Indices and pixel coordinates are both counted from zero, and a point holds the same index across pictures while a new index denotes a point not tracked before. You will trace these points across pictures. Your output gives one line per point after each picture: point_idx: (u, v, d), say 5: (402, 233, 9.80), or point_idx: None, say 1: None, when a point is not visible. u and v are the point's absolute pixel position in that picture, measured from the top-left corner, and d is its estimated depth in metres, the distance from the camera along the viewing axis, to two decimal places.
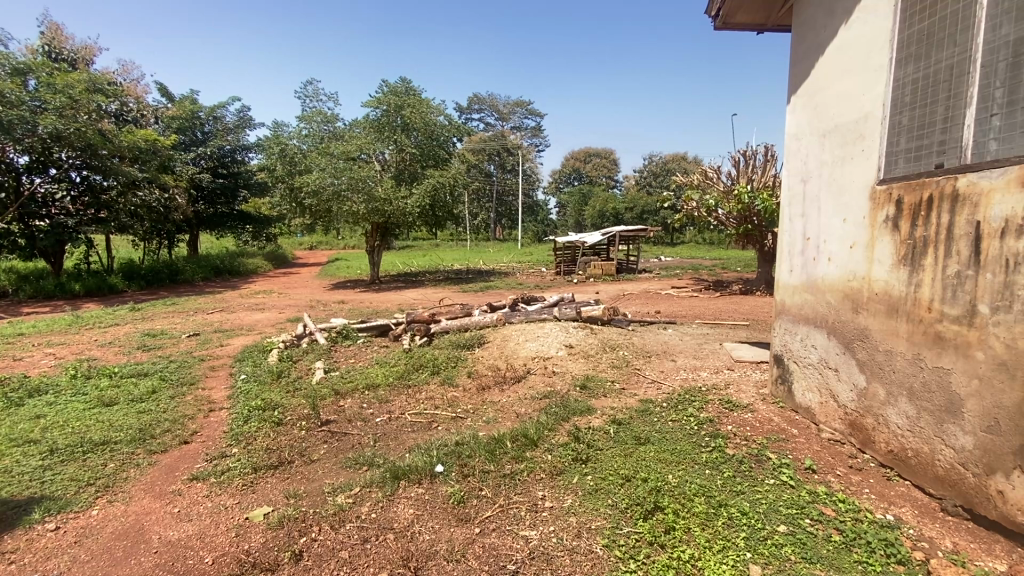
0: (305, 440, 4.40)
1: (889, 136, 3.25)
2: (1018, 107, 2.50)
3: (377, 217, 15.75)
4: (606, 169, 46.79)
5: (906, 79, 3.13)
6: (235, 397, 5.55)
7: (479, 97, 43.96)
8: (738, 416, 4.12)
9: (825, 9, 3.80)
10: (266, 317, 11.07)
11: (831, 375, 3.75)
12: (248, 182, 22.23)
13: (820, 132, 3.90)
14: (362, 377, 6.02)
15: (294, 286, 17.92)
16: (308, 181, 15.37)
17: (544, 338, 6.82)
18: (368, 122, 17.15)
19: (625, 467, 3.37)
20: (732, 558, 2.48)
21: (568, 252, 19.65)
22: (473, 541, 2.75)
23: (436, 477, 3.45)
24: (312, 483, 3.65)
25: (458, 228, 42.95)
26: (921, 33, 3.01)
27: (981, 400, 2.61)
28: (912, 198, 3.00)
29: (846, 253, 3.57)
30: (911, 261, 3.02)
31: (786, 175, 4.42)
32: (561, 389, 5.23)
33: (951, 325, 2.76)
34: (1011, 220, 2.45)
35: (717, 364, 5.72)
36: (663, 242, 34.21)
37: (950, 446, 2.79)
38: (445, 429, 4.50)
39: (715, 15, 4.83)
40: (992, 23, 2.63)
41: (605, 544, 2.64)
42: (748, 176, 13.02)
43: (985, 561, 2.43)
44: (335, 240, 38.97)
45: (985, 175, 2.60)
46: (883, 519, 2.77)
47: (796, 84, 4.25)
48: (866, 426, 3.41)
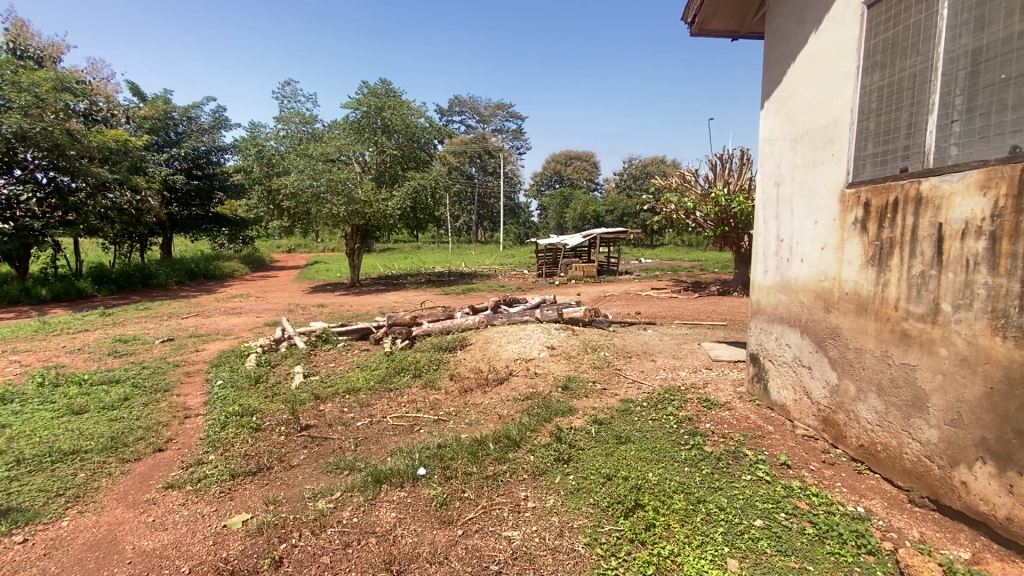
0: (284, 446, 4.33)
1: (857, 140, 3.37)
2: (976, 114, 2.62)
3: (357, 220, 15.59)
4: (586, 171, 47.18)
5: (872, 86, 3.25)
6: (212, 403, 5.43)
7: (459, 100, 43.92)
8: (716, 415, 4.20)
9: (796, 18, 3.93)
10: (243, 321, 10.88)
11: (804, 373, 3.85)
12: (223, 183, 21.84)
13: (792, 138, 4.03)
14: (342, 381, 5.97)
15: (272, 290, 17.62)
16: (286, 183, 15.20)
17: (525, 339, 6.85)
18: (347, 123, 16.97)
19: (606, 466, 3.40)
20: (709, 553, 2.53)
21: (549, 254, 19.74)
22: (456, 543, 2.75)
23: (418, 480, 3.44)
24: (292, 489, 3.60)
25: (440, 230, 42.76)
26: (886, 42, 3.13)
27: (945, 395, 2.71)
28: (879, 201, 3.12)
29: (818, 254, 3.68)
30: (879, 262, 3.13)
31: (760, 178, 4.55)
32: (543, 391, 5.26)
33: (915, 323, 2.88)
34: (971, 221, 2.57)
35: (695, 364, 5.83)
36: (643, 244, 34.74)
37: (917, 440, 2.90)
38: (427, 431, 4.49)
39: (692, 21, 4.92)
40: (952, 33, 2.74)
41: (586, 542, 2.67)
42: (724, 180, 13.30)
43: (949, 550, 2.52)
44: (313, 242, 38.41)
45: (946, 179, 2.72)
46: (853, 511, 2.85)
47: (768, 89, 4.38)
48: (837, 422, 3.52)
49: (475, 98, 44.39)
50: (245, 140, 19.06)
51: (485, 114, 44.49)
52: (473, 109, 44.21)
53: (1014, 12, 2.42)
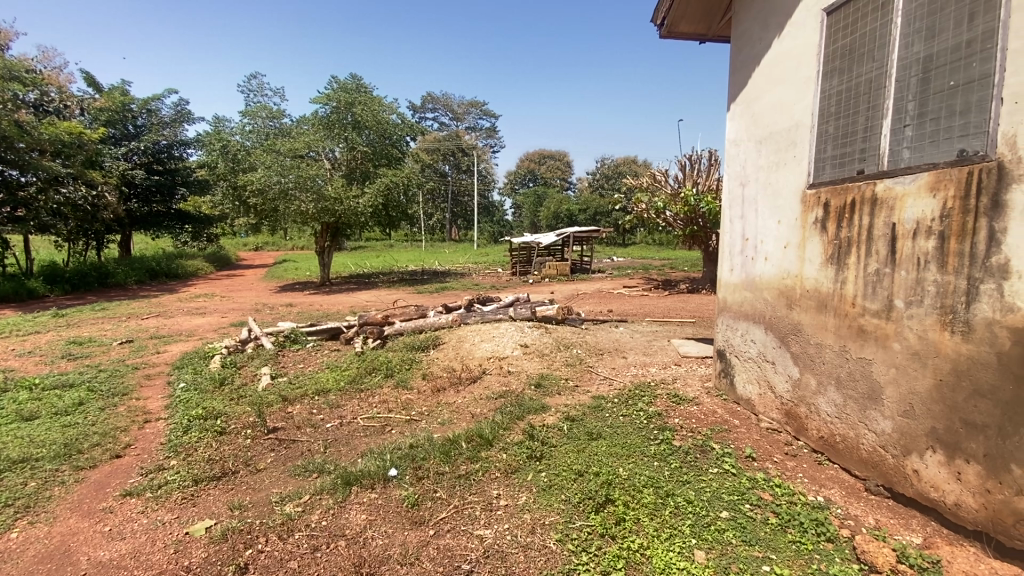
0: (250, 449, 4.22)
1: (817, 143, 3.49)
2: (927, 119, 2.74)
3: (327, 217, 15.26)
4: (559, 170, 47.49)
5: (831, 91, 3.37)
6: (174, 406, 5.25)
7: (433, 97, 43.52)
8: (685, 410, 4.30)
9: (760, 22, 4.04)
10: (207, 322, 10.52)
11: (768, 368, 3.97)
12: (186, 179, 21.09)
13: (757, 139, 4.15)
14: (312, 382, 5.85)
15: (239, 289, 17.10)
16: (252, 179, 14.79)
17: (499, 338, 6.85)
18: (317, 118, 16.58)
19: (577, 463, 3.43)
20: (678, 546, 2.58)
21: (524, 253, 19.75)
22: (427, 544, 2.73)
23: (390, 481, 3.40)
24: (258, 493, 3.51)
25: (412, 228, 42.33)
26: (844, 49, 3.25)
27: (898, 387, 2.84)
28: (838, 201, 3.24)
29: (781, 253, 3.80)
30: (837, 260, 3.25)
31: (726, 178, 4.66)
32: (516, 388, 5.28)
33: (871, 319, 3.00)
34: (921, 221, 2.70)
35: (665, 360, 5.94)
36: (615, 242, 35.21)
37: (872, 431, 3.02)
38: (399, 432, 4.44)
39: (661, 23, 4.99)
40: (905, 41, 2.86)
41: (558, 538, 2.68)
42: (693, 180, 13.58)
43: (902, 535, 2.64)
44: (282, 240, 37.48)
45: (899, 181, 2.84)
46: (814, 501, 2.96)
47: (733, 92, 4.49)
48: (799, 415, 3.64)
49: (449, 96, 44.06)
50: (209, 134, 18.48)
51: (459, 111, 44.20)
52: (446, 106, 43.86)
53: (962, 22, 2.54)
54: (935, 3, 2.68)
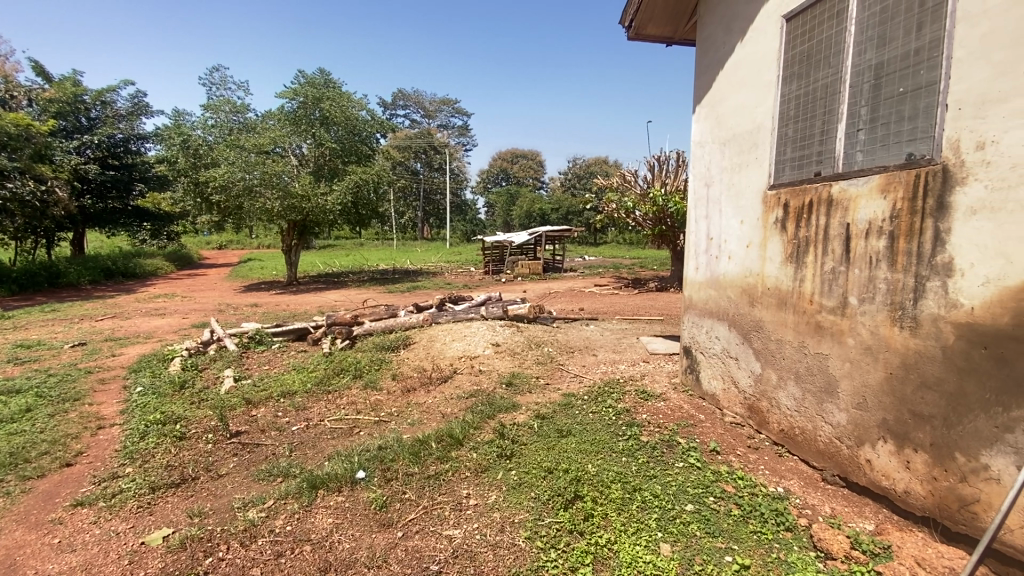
0: (211, 454, 4.08)
1: (777, 145, 3.60)
2: (878, 124, 2.86)
3: (293, 215, 14.89)
4: (532, 170, 47.66)
5: (790, 95, 3.48)
6: (130, 411, 5.03)
7: (403, 94, 43.02)
8: (652, 406, 4.38)
9: (724, 27, 4.15)
10: (167, 323, 10.13)
11: (732, 364, 4.08)
12: (144, 174, 20.24)
13: (721, 141, 4.25)
14: (277, 384, 5.70)
15: (202, 289, 16.53)
16: (214, 175, 14.32)
17: (470, 337, 6.82)
18: (283, 113, 16.15)
19: (547, 460, 3.45)
20: (644, 540, 2.63)
21: (496, 252, 19.73)
22: (395, 546, 2.69)
23: (357, 484, 3.34)
24: (219, 500, 3.39)
25: (383, 227, 41.74)
26: (802, 54, 3.36)
27: (852, 380, 2.96)
28: (797, 202, 3.35)
29: (743, 252, 3.91)
30: (796, 259, 3.37)
31: (691, 178, 4.75)
32: (487, 387, 5.27)
33: (828, 315, 3.11)
34: (873, 222, 2.82)
35: (634, 357, 6.04)
36: (587, 242, 35.53)
37: (829, 423, 3.14)
38: (368, 433, 4.38)
39: (629, 25, 5.06)
40: (858, 48, 2.98)
41: (526, 536, 2.69)
42: (661, 181, 13.83)
43: (856, 523, 2.75)
44: (247, 238, 36.37)
45: (852, 183, 2.96)
46: (774, 492, 3.06)
47: (698, 95, 4.59)
48: (761, 409, 3.75)
49: (420, 93, 43.61)
50: (168, 128, 17.78)
51: (430, 109, 43.81)
52: (418, 103, 43.39)
53: (910, 31, 2.66)
54: (886, 13, 2.80)
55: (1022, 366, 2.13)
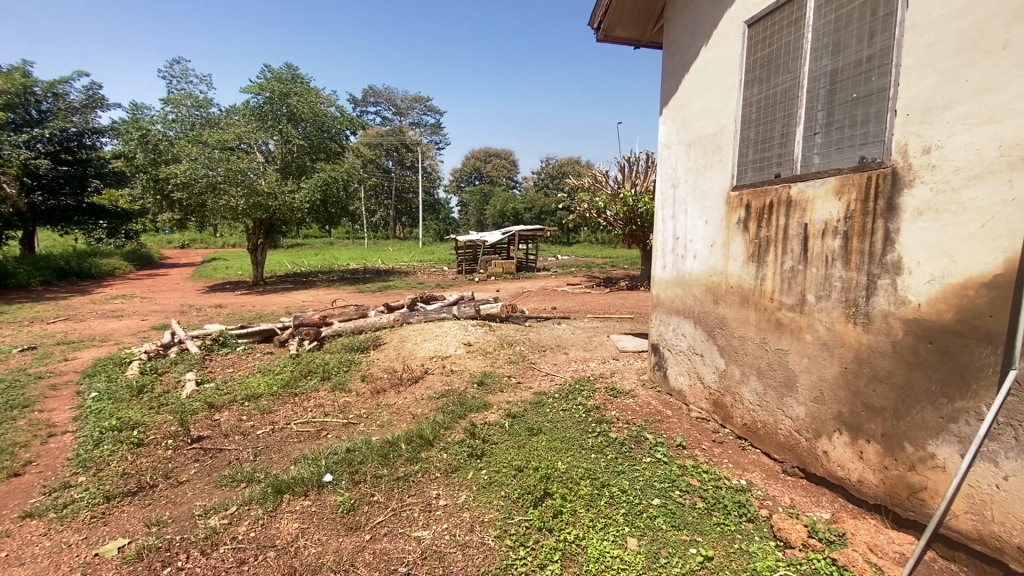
0: (171, 461, 3.94)
1: (740, 147, 3.70)
2: (834, 128, 2.97)
3: (260, 213, 14.50)
4: (505, 169, 47.69)
5: (752, 99, 3.58)
6: (84, 418, 4.81)
7: (375, 91, 42.43)
8: (621, 402, 4.46)
9: (690, 31, 4.25)
10: (125, 325, 9.71)
11: (697, 360, 4.18)
12: (100, 170, 19.37)
13: (687, 143, 4.34)
14: (241, 387, 5.54)
15: (162, 289, 15.92)
16: (175, 171, 13.81)
17: (442, 337, 6.79)
18: (248, 109, 15.70)
19: (517, 458, 3.47)
20: (612, 534, 2.66)
21: (469, 251, 19.67)
22: (363, 549, 2.66)
23: (324, 487, 3.28)
24: (179, 507, 3.28)
25: (354, 226, 41.08)
26: (763, 59, 3.46)
27: (810, 374, 3.07)
28: (758, 202, 3.45)
29: (708, 251, 4.01)
30: (758, 257, 3.47)
31: (658, 179, 4.83)
32: (459, 387, 5.26)
33: (787, 312, 3.22)
34: (828, 222, 2.93)
35: (604, 355, 6.12)
36: (559, 241, 35.78)
37: (788, 416, 3.25)
38: (336, 436, 4.30)
39: (598, 27, 5.11)
40: (815, 55, 3.08)
41: (496, 535, 2.69)
42: (631, 181, 14.05)
43: (813, 512, 2.86)
44: (210, 237, 35.22)
45: (810, 185, 3.07)
46: (737, 484, 3.15)
47: (665, 97, 4.68)
48: (725, 404, 3.85)
49: (391, 90, 43.10)
50: (126, 122, 17.05)
51: (402, 106, 43.35)
52: (389, 100, 42.86)
53: (863, 39, 2.77)
54: (840, 21, 2.91)
55: (964, 360, 2.25)
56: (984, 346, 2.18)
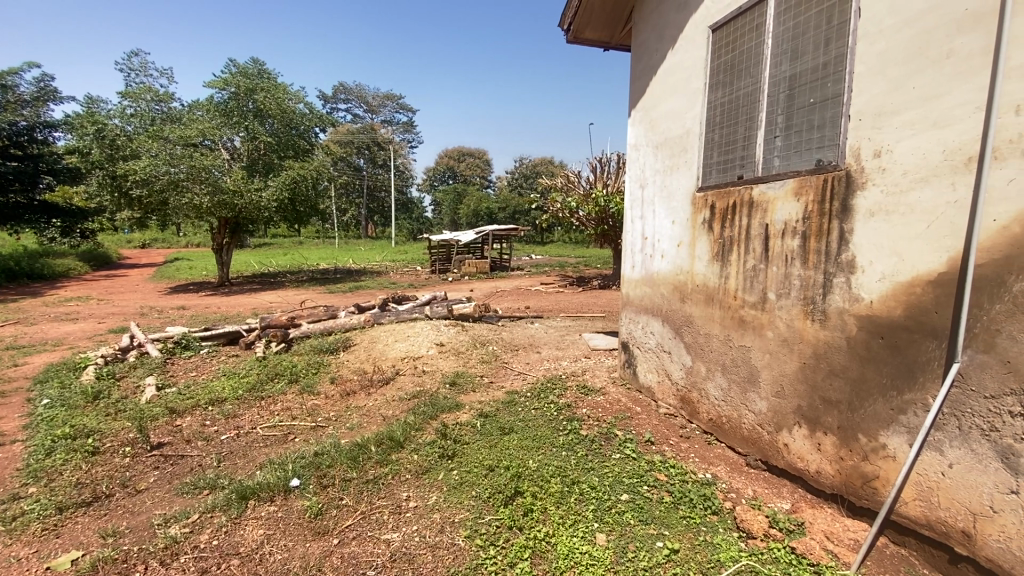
0: (129, 469, 3.79)
1: (705, 149, 3.79)
2: (793, 131, 3.07)
3: (225, 212, 14.08)
4: (478, 169, 47.60)
5: (716, 102, 3.67)
6: (34, 426, 4.57)
7: (345, 88, 41.74)
8: (592, 400, 4.52)
9: (657, 35, 4.33)
10: (80, 329, 9.28)
11: (665, 357, 4.26)
12: (53, 166, 18.48)
13: (654, 144, 4.43)
14: (205, 392, 5.37)
15: (121, 291, 15.27)
16: (134, 168, 13.27)
17: (414, 337, 6.74)
18: (212, 104, 15.22)
19: (488, 458, 3.47)
20: (581, 531, 2.70)
21: (442, 250, 19.53)
22: (331, 554, 2.62)
23: (291, 492, 3.22)
24: (137, 517, 3.16)
25: (324, 225, 40.29)
26: (726, 64, 3.56)
27: (771, 370, 3.18)
28: (722, 203, 3.54)
29: (675, 250, 4.09)
30: (722, 257, 3.56)
31: (627, 180, 4.91)
32: (431, 387, 5.23)
33: (750, 310, 3.32)
34: (788, 222, 3.03)
35: (576, 353, 6.18)
36: (533, 241, 35.92)
37: (751, 411, 3.35)
38: (304, 439, 4.22)
39: (568, 28, 5.15)
40: (775, 60, 3.18)
41: (466, 535, 2.69)
42: (603, 181, 14.20)
43: (774, 503, 2.97)
44: (172, 237, 33.99)
45: (770, 186, 3.17)
46: (703, 478, 3.23)
47: (634, 99, 4.75)
48: (691, 400, 3.95)
49: (362, 87, 42.48)
50: (80, 116, 16.30)
51: (373, 103, 42.77)
52: (360, 97, 42.21)
53: (819, 46, 2.88)
54: (798, 29, 3.01)
55: (913, 354, 2.37)
56: (930, 341, 2.29)
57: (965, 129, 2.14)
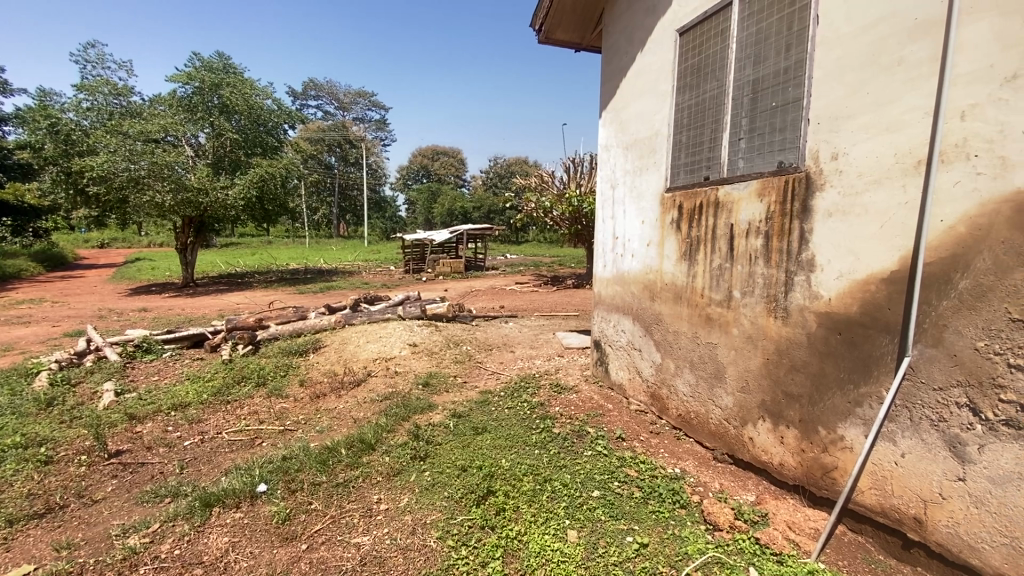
0: (85, 478, 3.63)
1: (673, 150, 3.87)
2: (756, 134, 3.15)
3: (189, 210, 13.62)
4: (453, 168, 47.35)
5: (683, 104, 3.75)
6: None
7: (315, 84, 40.94)
8: (565, 398, 4.56)
9: (627, 37, 4.39)
10: (32, 333, 8.84)
11: (636, 355, 4.33)
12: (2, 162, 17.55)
13: (625, 145, 4.49)
14: (167, 396, 5.18)
15: (77, 293, 14.61)
16: (91, 164, 12.71)
17: (386, 338, 6.66)
18: (174, 98, 14.71)
19: (461, 458, 3.46)
20: (553, 528, 2.72)
21: (416, 250, 19.33)
22: (299, 559, 2.57)
23: (258, 498, 3.14)
24: (94, 528, 3.03)
25: (295, 225, 39.41)
26: (693, 67, 3.63)
27: (736, 366, 3.26)
28: (690, 204, 3.62)
29: (645, 250, 4.16)
30: (690, 256, 3.64)
31: (599, 180, 4.96)
32: (403, 389, 5.18)
33: (716, 308, 3.40)
34: (752, 222, 3.11)
35: (549, 352, 6.23)
36: (509, 241, 35.93)
37: (718, 406, 3.43)
38: (271, 444, 4.12)
39: (539, 28, 5.18)
40: (739, 65, 3.26)
41: (438, 536, 2.68)
42: (577, 182, 14.31)
43: (740, 495, 3.05)
44: (134, 237, 32.73)
45: (735, 187, 3.25)
46: (671, 472, 3.29)
47: (604, 100, 4.81)
48: (661, 396, 4.02)
49: (333, 84, 41.73)
50: (32, 109, 15.51)
51: (345, 100, 42.06)
52: (331, 94, 41.40)
53: (780, 52, 2.97)
54: (760, 34, 3.10)
55: (868, 348, 2.47)
56: (884, 336, 2.39)
57: (914, 133, 2.25)
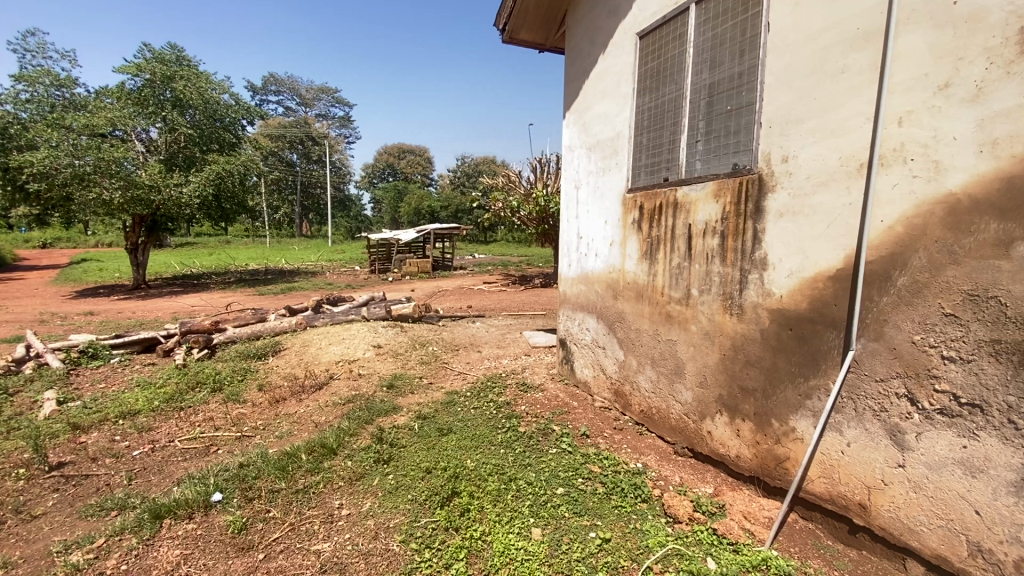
0: (23, 493, 3.42)
1: (634, 152, 3.94)
2: (713, 136, 3.24)
3: (139, 208, 12.98)
4: (420, 166, 46.88)
5: (643, 107, 3.82)
6: None
7: (276, 79, 39.75)
8: (531, 397, 4.59)
9: (589, 38, 4.44)
10: None
11: (600, 352, 4.39)
12: None
13: (588, 146, 4.55)
14: (114, 404, 4.93)
15: (16, 296, 13.71)
16: (30, 159, 11.95)
17: (350, 340, 6.53)
18: (122, 91, 13.98)
19: (426, 460, 3.43)
20: (517, 526, 2.73)
21: (382, 249, 19.04)
22: (256, 569, 2.49)
23: (213, 508, 3.03)
24: (33, 545, 2.86)
25: (255, 224, 38.16)
26: (652, 70, 3.71)
27: (695, 362, 3.35)
28: (650, 204, 3.70)
29: (608, 249, 4.23)
30: (650, 255, 3.72)
31: (563, 180, 5.00)
32: (367, 391, 5.09)
33: (676, 305, 3.49)
34: (709, 222, 3.20)
35: (516, 351, 6.25)
36: (477, 241, 35.86)
37: (678, 401, 3.52)
38: (228, 451, 3.98)
39: (503, 28, 5.18)
40: (696, 68, 3.34)
41: (401, 539, 2.65)
42: (544, 181, 14.40)
43: (699, 488, 3.14)
44: (80, 237, 31.01)
45: (692, 188, 3.34)
46: (634, 468, 3.36)
47: (568, 101, 4.85)
48: (624, 392, 4.09)
49: (295, 79, 40.62)
50: None
51: (307, 96, 41.02)
52: (293, 89, 40.28)
53: (735, 57, 3.06)
54: (716, 40, 3.19)
55: (816, 343, 2.58)
56: (830, 331, 2.51)
57: (857, 138, 2.36)
